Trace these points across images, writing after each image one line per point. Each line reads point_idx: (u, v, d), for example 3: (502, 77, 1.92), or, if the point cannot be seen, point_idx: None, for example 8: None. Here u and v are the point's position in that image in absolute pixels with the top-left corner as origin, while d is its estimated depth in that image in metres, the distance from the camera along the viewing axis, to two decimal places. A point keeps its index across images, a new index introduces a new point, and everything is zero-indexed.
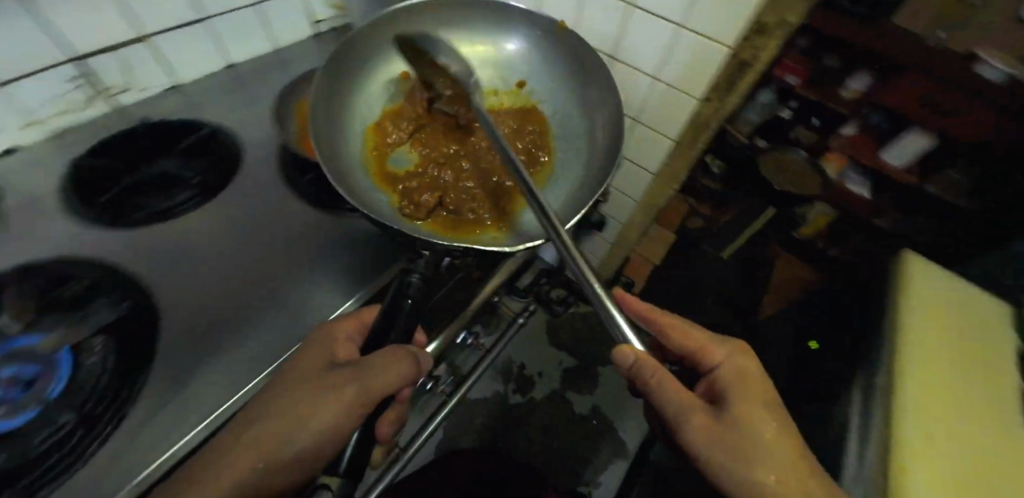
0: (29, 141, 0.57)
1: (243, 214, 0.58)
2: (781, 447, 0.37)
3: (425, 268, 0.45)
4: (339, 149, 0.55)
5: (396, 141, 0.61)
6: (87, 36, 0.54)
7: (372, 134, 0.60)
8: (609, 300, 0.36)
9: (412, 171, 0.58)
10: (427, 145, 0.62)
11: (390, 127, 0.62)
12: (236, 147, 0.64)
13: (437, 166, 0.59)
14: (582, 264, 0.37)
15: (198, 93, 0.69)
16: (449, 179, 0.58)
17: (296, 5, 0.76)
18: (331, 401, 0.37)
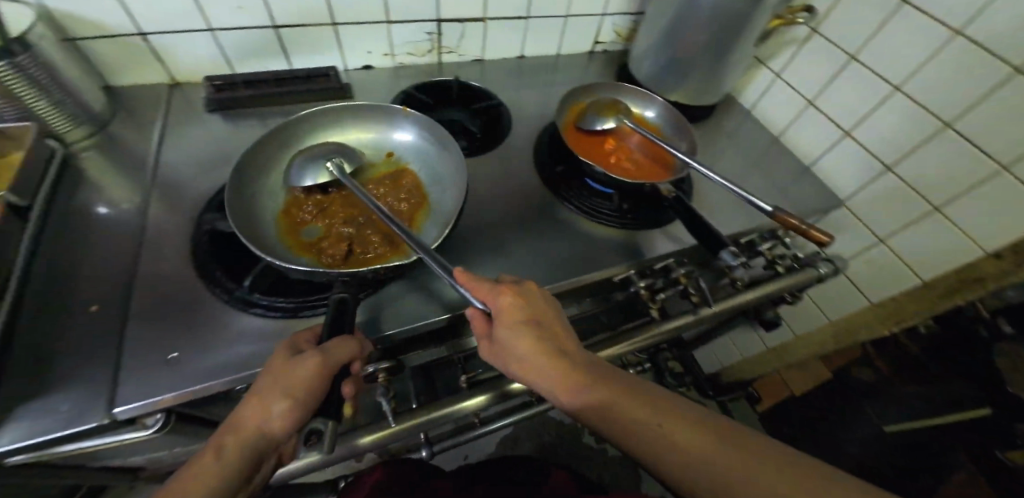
0: (383, 68, 0.76)
1: (491, 172, 0.67)
2: (577, 362, 0.38)
3: (351, 291, 0.43)
4: (255, 233, 0.49)
5: (309, 216, 0.53)
6: (452, 5, 0.70)
7: (296, 203, 0.54)
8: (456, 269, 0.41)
9: (328, 237, 0.51)
10: (335, 214, 0.53)
11: (300, 205, 0.54)
12: (507, 122, 0.72)
13: (344, 219, 0.52)
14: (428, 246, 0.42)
15: (492, 69, 0.82)
16: (357, 230, 0.51)
17: (592, 25, 0.83)
18: (291, 382, 0.35)
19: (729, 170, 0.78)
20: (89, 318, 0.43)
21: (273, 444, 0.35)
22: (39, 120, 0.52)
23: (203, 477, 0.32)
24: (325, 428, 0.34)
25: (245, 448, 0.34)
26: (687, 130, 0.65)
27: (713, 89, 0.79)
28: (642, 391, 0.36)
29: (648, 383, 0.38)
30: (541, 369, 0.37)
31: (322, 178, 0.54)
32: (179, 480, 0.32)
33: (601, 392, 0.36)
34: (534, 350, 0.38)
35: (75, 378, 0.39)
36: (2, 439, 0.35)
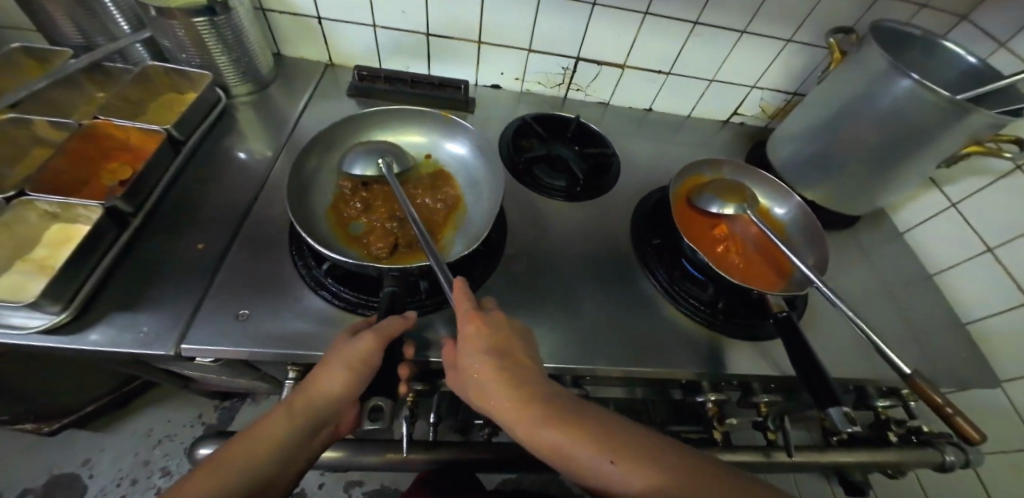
0: (510, 90, 0.77)
1: (584, 218, 0.63)
2: (535, 397, 0.35)
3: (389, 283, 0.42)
4: (307, 217, 0.48)
5: (354, 211, 0.50)
6: (595, 47, 0.69)
7: (344, 196, 0.51)
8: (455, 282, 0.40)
9: (372, 235, 0.48)
10: (378, 209, 0.51)
11: (349, 199, 0.51)
12: (614, 175, 0.69)
13: (388, 215, 0.50)
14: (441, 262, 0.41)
15: (615, 115, 0.80)
16: (398, 227, 0.49)
17: (736, 95, 0.77)
18: (347, 351, 0.33)
19: (855, 296, 0.65)
20: (190, 252, 0.47)
21: (335, 413, 0.33)
22: (218, 70, 0.59)
23: (266, 438, 0.30)
24: (386, 406, 0.35)
25: (309, 413, 0.32)
26: (820, 243, 0.56)
27: (862, 199, 0.67)
28: (604, 427, 0.33)
29: (611, 415, 0.35)
30: (502, 402, 0.35)
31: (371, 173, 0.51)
32: (242, 438, 0.30)
33: (568, 429, 0.33)
34: (490, 377, 0.35)
35: (162, 304, 0.43)
36: (92, 335, 0.40)
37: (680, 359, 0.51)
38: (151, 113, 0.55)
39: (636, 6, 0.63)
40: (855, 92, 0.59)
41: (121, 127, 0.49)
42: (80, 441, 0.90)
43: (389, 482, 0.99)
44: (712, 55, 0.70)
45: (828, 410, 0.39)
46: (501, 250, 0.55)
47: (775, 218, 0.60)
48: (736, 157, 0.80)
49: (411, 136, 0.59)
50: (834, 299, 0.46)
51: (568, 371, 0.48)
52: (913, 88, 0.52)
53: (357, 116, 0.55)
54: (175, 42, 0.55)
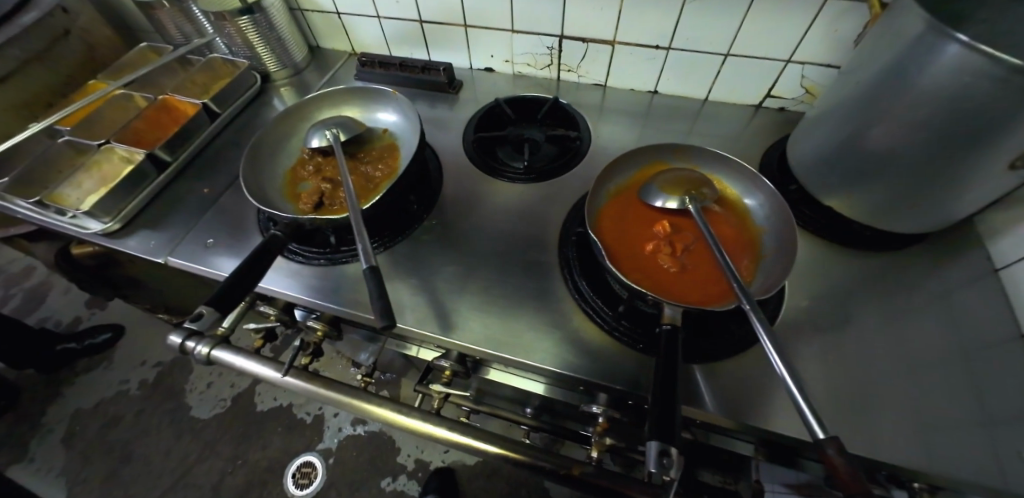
0: (503, 73, 0.77)
1: (525, 199, 0.61)
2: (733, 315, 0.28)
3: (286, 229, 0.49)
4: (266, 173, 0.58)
5: (306, 174, 0.59)
6: (578, 24, 0.65)
7: (302, 161, 0.60)
8: (360, 225, 0.46)
9: (308, 194, 0.56)
10: (323, 174, 0.58)
11: (305, 165, 0.60)
12: (579, 160, 0.64)
13: (329, 179, 0.57)
14: (355, 210, 0.48)
15: (612, 97, 0.73)
16: (331, 188, 0.56)
17: (764, 72, 0.62)
18: None
19: (869, 345, 0.50)
20: (199, 193, 0.63)
21: None
22: (260, 59, 0.76)
23: None
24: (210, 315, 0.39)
25: None
26: (790, 257, 0.43)
27: (914, 212, 0.49)
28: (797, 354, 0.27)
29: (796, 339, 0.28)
30: None
31: (323, 142, 0.58)
32: None
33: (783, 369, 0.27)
34: None
35: (169, 227, 0.60)
36: (126, 240, 0.59)
37: (560, 357, 0.46)
38: (207, 91, 0.75)
39: None
40: (888, 61, 0.43)
41: (180, 101, 0.69)
42: None
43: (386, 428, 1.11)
44: (718, 24, 0.59)
45: (648, 442, 0.32)
46: (419, 223, 0.58)
47: (748, 222, 0.49)
48: (757, 150, 0.65)
49: (372, 112, 0.64)
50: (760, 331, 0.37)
51: (443, 342, 0.49)
52: (959, 52, 0.36)
53: (325, 95, 0.63)
54: (229, 38, 0.72)
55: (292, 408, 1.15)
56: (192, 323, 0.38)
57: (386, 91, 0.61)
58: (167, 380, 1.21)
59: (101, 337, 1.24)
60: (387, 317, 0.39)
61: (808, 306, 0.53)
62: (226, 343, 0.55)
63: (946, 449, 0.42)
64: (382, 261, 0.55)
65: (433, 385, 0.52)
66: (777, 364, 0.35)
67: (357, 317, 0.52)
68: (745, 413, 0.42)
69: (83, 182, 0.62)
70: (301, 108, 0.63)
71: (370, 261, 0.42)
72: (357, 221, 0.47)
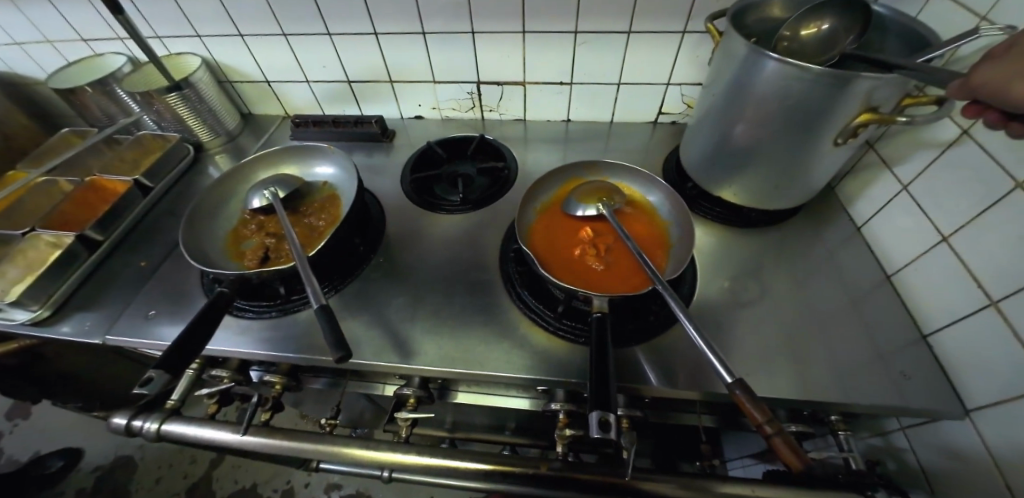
0: (432, 119, 0.84)
1: (465, 227, 0.66)
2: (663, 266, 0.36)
3: (231, 285, 0.50)
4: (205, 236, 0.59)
5: (249, 232, 0.61)
6: (490, 70, 0.73)
7: (244, 222, 0.62)
8: (305, 270, 0.48)
9: (250, 252, 0.58)
10: (264, 231, 0.60)
11: (247, 226, 0.61)
12: (509, 186, 0.70)
13: (272, 234, 0.60)
14: (300, 257, 0.50)
15: (532, 128, 0.82)
16: (273, 242, 0.58)
17: (652, 94, 0.74)
18: None
19: (777, 307, 0.57)
20: (135, 268, 0.63)
21: None
22: (191, 131, 0.78)
23: None
24: (160, 378, 0.39)
25: None
26: (691, 241, 0.51)
27: (784, 191, 0.59)
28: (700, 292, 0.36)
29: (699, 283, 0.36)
30: None
31: (263, 201, 0.61)
32: None
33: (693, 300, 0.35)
34: None
35: (105, 306, 0.58)
36: (58, 327, 0.56)
37: (511, 362, 0.50)
38: (136, 168, 0.75)
39: (513, 28, 0.67)
40: (729, 76, 0.54)
41: (109, 180, 0.69)
42: None
43: (363, 488, 1.06)
44: (606, 59, 0.69)
45: (591, 414, 0.36)
46: (366, 263, 0.61)
47: (655, 218, 0.57)
48: (659, 158, 0.75)
49: (309, 167, 0.68)
50: (673, 306, 0.43)
51: (401, 370, 0.52)
52: (775, 66, 0.46)
53: (261, 157, 0.66)
54: (157, 114, 0.74)
55: (257, 488, 1.07)
56: (141, 388, 0.38)
57: (320, 147, 0.66)
58: (106, 485, 1.08)
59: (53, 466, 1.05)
60: (340, 348, 0.41)
61: (721, 282, 0.61)
62: (177, 414, 0.54)
63: (846, 380, 0.50)
64: (334, 304, 0.57)
65: (399, 414, 0.53)
66: (690, 330, 0.41)
67: (315, 362, 0.52)
68: (680, 380, 0.48)
69: (6, 273, 0.60)
70: (237, 172, 0.65)
71: (320, 301, 0.44)
72: (302, 266, 0.49)
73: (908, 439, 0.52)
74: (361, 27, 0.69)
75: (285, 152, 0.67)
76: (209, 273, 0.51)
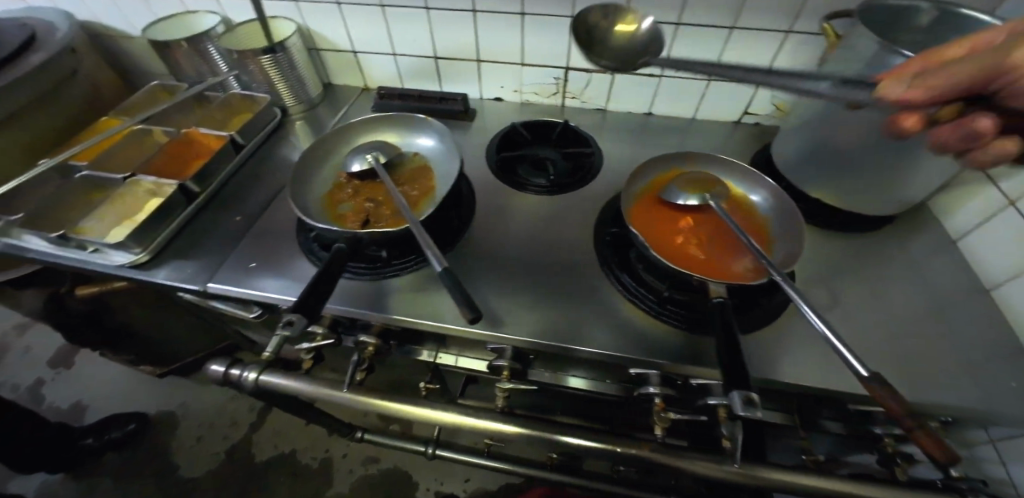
0: (512, 102, 0.84)
1: (553, 209, 0.66)
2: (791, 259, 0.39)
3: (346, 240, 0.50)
4: (304, 195, 0.60)
5: (345, 195, 0.61)
6: (582, 56, 0.74)
7: (340, 185, 0.62)
8: (420, 232, 0.49)
9: (351, 214, 0.58)
10: (362, 195, 0.61)
11: (344, 189, 0.62)
12: (596, 172, 0.70)
13: (370, 199, 0.60)
14: (412, 219, 0.51)
15: (612, 119, 0.82)
16: (373, 207, 0.59)
17: (742, 92, 0.74)
18: None
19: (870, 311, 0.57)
20: (230, 222, 0.63)
21: None
22: (278, 95, 0.78)
23: None
24: (299, 321, 0.40)
25: None
26: (801, 236, 0.50)
27: (886, 198, 0.58)
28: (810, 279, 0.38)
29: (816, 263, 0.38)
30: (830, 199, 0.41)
31: (365, 166, 0.61)
32: None
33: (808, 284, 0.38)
34: None
35: (202, 256, 0.59)
36: (158, 274, 0.57)
37: (614, 341, 0.50)
38: (227, 126, 0.75)
39: (615, 15, 0.67)
40: (850, 73, 0.53)
41: (204, 134, 0.70)
42: (184, 387, 1.19)
43: (402, 464, 1.07)
44: (703, 54, 0.69)
45: (731, 394, 0.36)
46: (460, 236, 0.61)
47: (759, 213, 0.56)
48: (742, 157, 0.75)
49: (402, 137, 0.68)
50: (789, 291, 0.42)
51: (503, 341, 0.52)
52: (908, 65, 0.46)
53: (357, 124, 0.67)
54: (250, 76, 0.75)
55: (295, 454, 1.09)
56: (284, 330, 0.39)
57: (419, 118, 0.66)
58: (148, 439, 1.10)
59: (126, 429, 1.07)
60: (473, 308, 0.41)
61: (808, 284, 0.61)
62: (272, 367, 0.55)
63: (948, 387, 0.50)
64: (430, 274, 0.58)
65: (498, 385, 0.53)
66: (810, 315, 0.40)
67: (416, 325, 0.54)
68: (786, 373, 0.48)
69: (107, 216, 0.61)
70: (334, 136, 0.66)
71: (443, 263, 0.45)
72: (415, 229, 0.49)
73: (999, 452, 0.53)
74: (461, 3, 0.70)
75: (380, 121, 0.68)
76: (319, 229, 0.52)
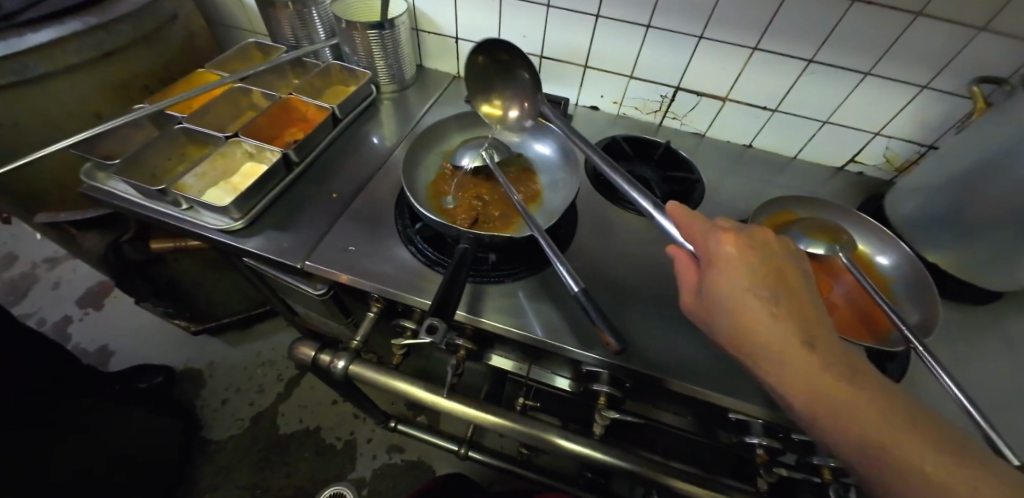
0: (607, 113, 0.82)
1: (654, 232, 0.64)
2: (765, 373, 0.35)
3: (466, 240, 0.49)
4: (412, 183, 0.58)
5: (450, 189, 0.59)
6: (696, 78, 0.71)
7: (444, 177, 0.61)
8: (549, 242, 0.47)
9: (459, 209, 0.57)
10: (468, 190, 0.59)
11: (449, 182, 0.60)
12: (698, 200, 0.68)
13: (476, 196, 0.58)
14: (536, 225, 0.49)
15: (709, 145, 0.79)
16: (480, 204, 0.57)
17: (855, 139, 0.71)
18: None
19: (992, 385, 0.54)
20: (326, 198, 0.61)
21: None
22: (376, 71, 0.76)
23: None
24: (440, 326, 0.38)
25: None
26: (933, 307, 0.48)
27: (1013, 275, 0.55)
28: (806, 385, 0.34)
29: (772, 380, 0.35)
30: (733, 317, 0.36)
31: (476, 161, 0.59)
32: None
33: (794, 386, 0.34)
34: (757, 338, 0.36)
35: (297, 230, 0.57)
36: (252, 241, 0.55)
37: (726, 384, 0.48)
38: (324, 98, 0.73)
39: (744, 41, 0.65)
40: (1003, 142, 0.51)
41: (304, 102, 0.67)
42: (214, 347, 1.17)
43: (426, 457, 1.06)
44: (827, 95, 0.67)
45: None
46: (565, 247, 0.59)
47: (880, 273, 0.54)
48: (845, 203, 0.73)
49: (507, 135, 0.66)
50: (927, 360, 0.39)
51: (608, 367, 0.50)
52: None
53: (465, 117, 0.65)
54: (353, 48, 0.72)
55: (320, 431, 1.07)
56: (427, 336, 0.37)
57: (530, 118, 0.65)
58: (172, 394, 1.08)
59: (153, 382, 1.03)
60: (619, 339, 0.39)
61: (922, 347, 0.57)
62: (359, 358, 0.53)
63: None
64: (532, 283, 0.55)
65: (599, 413, 0.51)
66: (953, 388, 0.37)
67: (519, 337, 0.51)
68: None
69: (204, 175, 0.59)
70: (442, 125, 0.64)
71: (580, 283, 0.43)
72: (542, 239, 0.47)
73: None
74: (585, 5, 0.67)
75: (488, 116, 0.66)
76: (435, 223, 0.50)
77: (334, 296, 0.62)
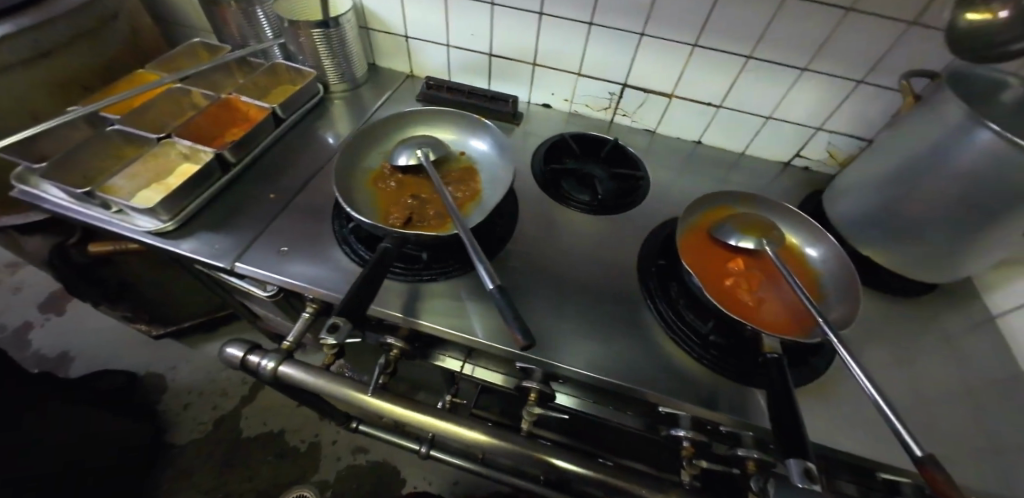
0: (560, 111, 0.82)
1: (595, 229, 0.64)
2: None
3: (391, 239, 0.49)
4: (347, 182, 0.57)
5: (387, 187, 0.59)
6: (642, 75, 0.72)
7: (383, 175, 0.60)
8: (472, 240, 0.47)
9: (393, 208, 0.56)
10: (405, 189, 0.59)
11: (386, 180, 0.60)
12: (642, 197, 0.68)
13: (412, 194, 0.58)
14: (462, 224, 0.49)
15: (660, 142, 0.80)
16: (415, 203, 0.57)
17: (798, 134, 0.72)
18: None
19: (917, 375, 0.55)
20: (263, 198, 0.61)
21: None
22: (323, 70, 0.76)
23: None
24: (344, 325, 0.38)
25: None
26: (855, 300, 0.49)
27: (939, 269, 0.57)
28: None
29: None
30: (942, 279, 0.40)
31: (413, 160, 0.59)
32: None
33: None
34: None
35: (231, 232, 0.56)
36: (183, 243, 0.54)
37: (651, 380, 0.48)
38: (269, 97, 0.73)
39: (685, 38, 0.65)
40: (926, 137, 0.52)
41: (244, 102, 0.67)
42: (179, 351, 1.16)
43: (390, 458, 1.05)
44: (768, 91, 0.68)
45: (787, 461, 0.35)
46: (502, 245, 0.59)
47: (810, 266, 0.55)
48: (790, 199, 0.73)
49: (450, 134, 0.66)
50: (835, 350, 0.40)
51: (536, 362, 0.50)
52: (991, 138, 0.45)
53: (407, 115, 0.65)
54: (298, 47, 0.72)
55: (284, 434, 1.07)
56: (330, 335, 0.37)
57: (471, 117, 0.65)
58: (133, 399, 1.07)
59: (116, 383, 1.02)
60: (525, 336, 0.39)
61: (855, 340, 0.58)
62: (291, 358, 0.53)
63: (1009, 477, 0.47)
64: (466, 281, 0.55)
65: (527, 408, 0.50)
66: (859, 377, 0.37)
67: (448, 334, 0.51)
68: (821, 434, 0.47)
69: (136, 177, 0.58)
70: (383, 124, 0.63)
71: (496, 281, 0.43)
72: (467, 237, 0.47)
73: None
74: (528, 3, 0.67)
75: (429, 115, 0.66)
76: (361, 222, 0.50)
77: (282, 297, 0.61)
